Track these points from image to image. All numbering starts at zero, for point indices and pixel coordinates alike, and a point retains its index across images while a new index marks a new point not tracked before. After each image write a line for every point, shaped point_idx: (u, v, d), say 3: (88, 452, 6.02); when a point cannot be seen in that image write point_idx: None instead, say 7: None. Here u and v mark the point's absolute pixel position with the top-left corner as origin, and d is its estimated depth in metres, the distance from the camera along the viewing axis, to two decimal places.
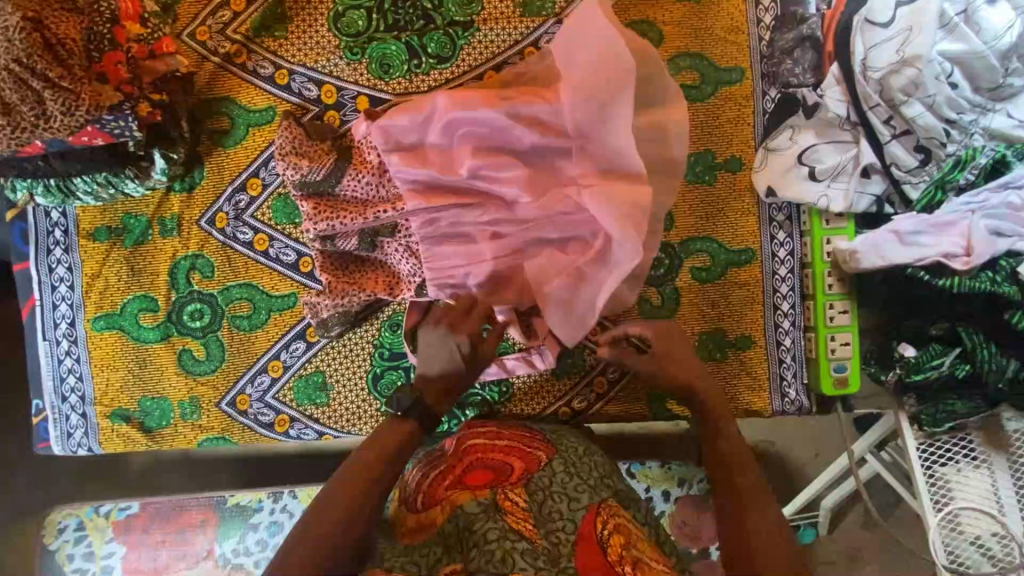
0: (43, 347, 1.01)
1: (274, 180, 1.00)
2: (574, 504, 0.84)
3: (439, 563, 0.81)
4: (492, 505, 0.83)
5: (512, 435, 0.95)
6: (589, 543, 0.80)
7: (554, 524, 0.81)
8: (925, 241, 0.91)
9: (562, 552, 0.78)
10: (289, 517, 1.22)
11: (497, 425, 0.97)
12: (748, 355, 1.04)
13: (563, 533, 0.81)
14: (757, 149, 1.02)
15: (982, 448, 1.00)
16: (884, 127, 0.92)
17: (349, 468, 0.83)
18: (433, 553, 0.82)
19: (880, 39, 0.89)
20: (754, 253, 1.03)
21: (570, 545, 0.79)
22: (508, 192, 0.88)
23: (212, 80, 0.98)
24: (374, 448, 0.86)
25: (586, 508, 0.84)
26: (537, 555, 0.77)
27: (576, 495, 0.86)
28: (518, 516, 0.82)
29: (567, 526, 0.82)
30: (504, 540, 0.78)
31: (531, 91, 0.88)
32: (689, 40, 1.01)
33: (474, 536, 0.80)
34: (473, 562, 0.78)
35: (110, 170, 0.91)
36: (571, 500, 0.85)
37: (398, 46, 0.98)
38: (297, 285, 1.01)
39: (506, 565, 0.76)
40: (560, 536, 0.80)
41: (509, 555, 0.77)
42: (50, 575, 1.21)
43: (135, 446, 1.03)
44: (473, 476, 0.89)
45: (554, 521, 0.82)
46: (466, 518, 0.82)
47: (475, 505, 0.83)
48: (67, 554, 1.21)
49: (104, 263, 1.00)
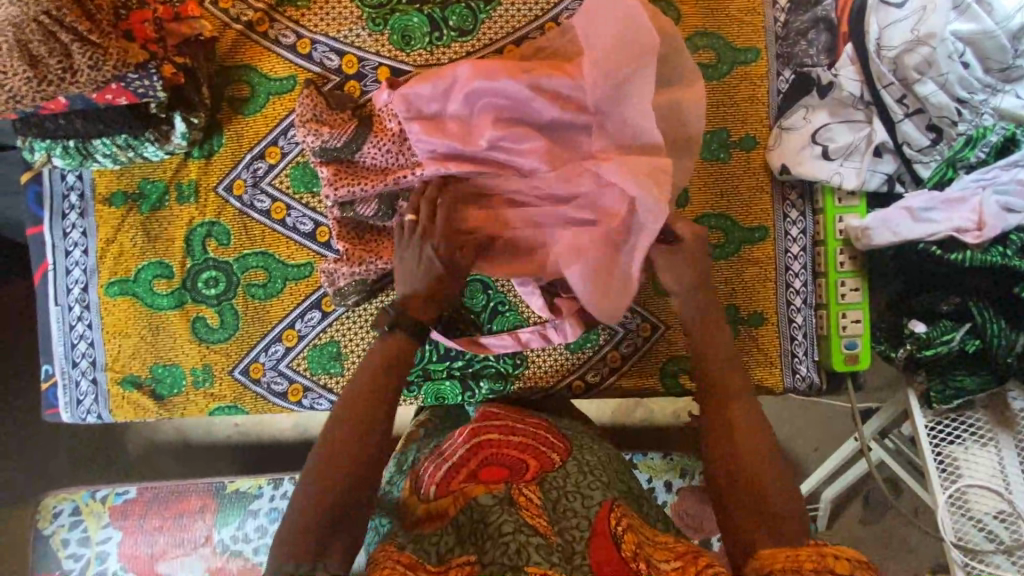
0: (55, 312, 1.01)
1: (293, 149, 1.00)
2: (588, 502, 0.78)
3: (451, 553, 0.75)
4: (505, 499, 0.77)
5: (529, 432, 0.91)
6: (603, 542, 0.73)
7: (567, 522, 0.75)
8: (937, 217, 0.93)
9: (577, 548, 0.72)
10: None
11: (513, 420, 0.93)
12: (759, 333, 1.05)
13: (576, 531, 0.74)
14: (770, 129, 1.03)
15: (988, 426, 1.02)
16: (897, 105, 0.95)
17: (332, 440, 0.82)
18: (445, 542, 0.77)
19: (895, 19, 0.93)
20: (768, 231, 1.04)
21: (585, 541, 0.73)
22: (525, 163, 0.87)
23: (234, 47, 0.99)
24: (353, 417, 0.84)
25: (600, 504, 0.78)
26: (552, 550, 0.70)
27: (590, 493, 0.80)
28: (532, 512, 0.76)
29: (581, 523, 0.75)
30: (519, 534, 0.72)
31: (553, 64, 0.89)
32: (706, 20, 1.03)
33: (488, 529, 0.74)
34: (487, 556, 0.72)
35: (130, 132, 0.91)
36: (585, 498, 0.79)
37: (420, 19, 0.99)
38: (312, 254, 1.01)
39: (521, 558, 0.70)
40: (575, 534, 0.74)
41: (523, 548, 0.70)
42: (45, 560, 1.19)
43: (145, 414, 1.02)
44: (487, 471, 0.84)
45: (568, 519, 0.76)
46: (479, 510, 0.77)
47: (490, 497, 0.78)
48: (62, 539, 1.19)
49: (120, 228, 1.00)
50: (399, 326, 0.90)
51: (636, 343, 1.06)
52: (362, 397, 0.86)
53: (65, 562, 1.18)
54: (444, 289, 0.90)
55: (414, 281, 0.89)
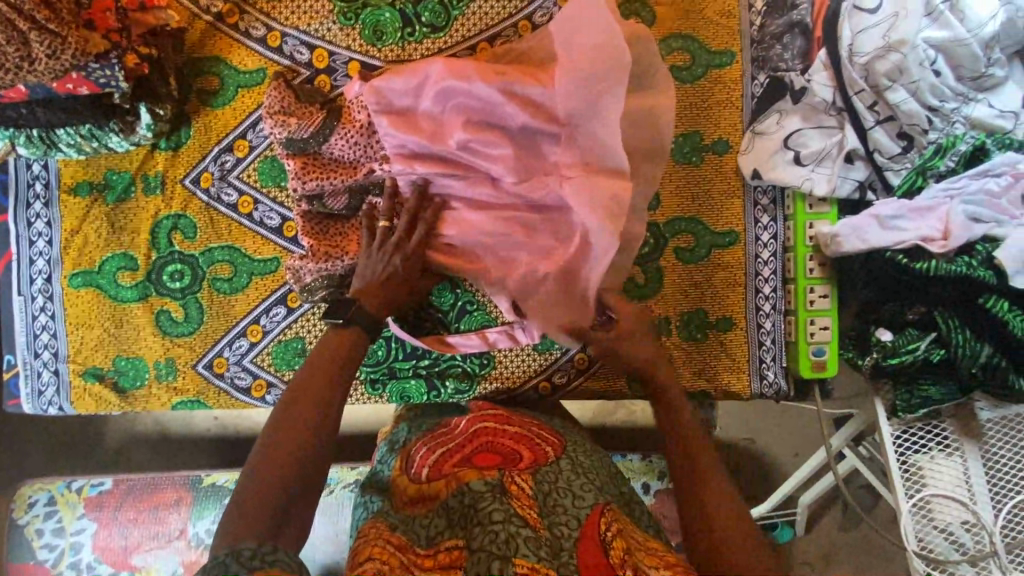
0: (18, 302, 1.00)
1: (261, 142, 0.99)
2: (578, 502, 0.77)
3: (440, 535, 0.74)
4: (499, 487, 0.76)
5: (525, 427, 0.91)
6: (591, 543, 0.71)
7: (558, 517, 0.74)
8: (905, 225, 0.93)
9: (564, 545, 0.70)
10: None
11: (508, 411, 0.95)
12: (728, 337, 1.04)
13: (566, 527, 0.72)
14: (744, 132, 1.03)
15: (955, 436, 1.01)
16: (868, 112, 0.95)
17: (280, 430, 0.78)
18: (435, 525, 0.76)
19: (867, 25, 0.92)
20: (739, 236, 1.03)
21: (573, 540, 0.71)
22: (493, 169, 0.88)
23: (203, 39, 0.98)
24: (301, 405, 0.81)
25: (592, 507, 0.76)
26: (540, 543, 0.68)
27: (581, 494, 0.78)
28: (523, 503, 0.75)
29: (570, 521, 0.73)
30: (509, 524, 0.69)
31: (525, 70, 0.89)
32: (681, 21, 1.02)
33: (478, 515, 0.72)
34: (475, 542, 0.69)
35: (94, 122, 0.91)
36: (575, 497, 0.77)
37: (392, 13, 0.99)
38: (279, 249, 1.00)
39: (509, 548, 0.67)
40: (564, 530, 0.72)
41: (514, 539, 0.67)
42: (17, 550, 1.18)
43: (107, 407, 1.01)
44: (481, 457, 0.84)
45: (558, 515, 0.74)
46: (471, 495, 0.75)
47: (482, 483, 0.76)
48: (36, 529, 1.18)
49: (84, 219, 0.99)
50: (352, 322, 0.88)
51: (604, 345, 1.05)
52: (312, 387, 0.83)
53: (39, 552, 1.17)
54: (399, 283, 0.90)
55: (377, 284, 0.89)
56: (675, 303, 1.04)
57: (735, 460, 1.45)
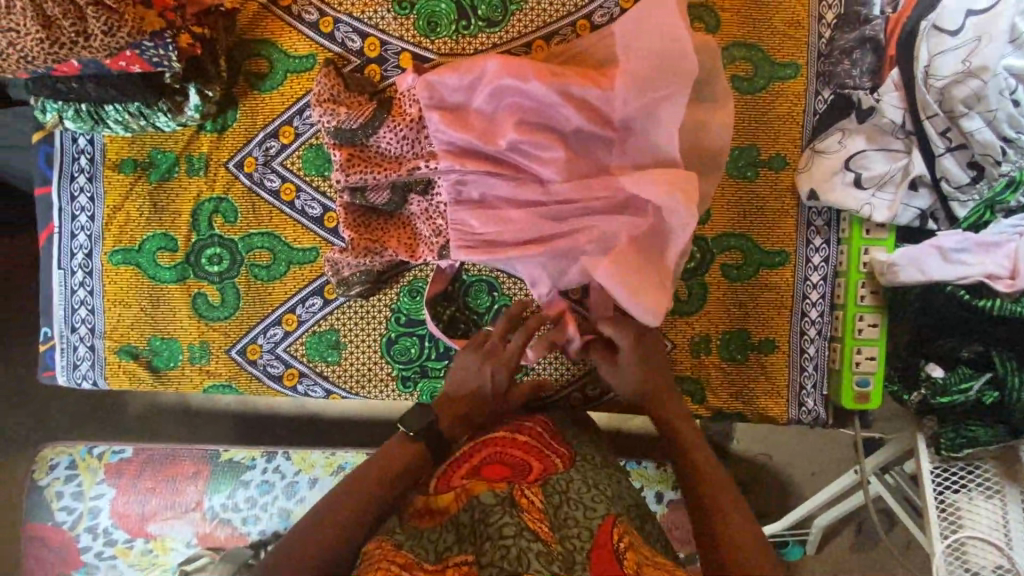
0: (58, 275, 1.00)
1: (307, 130, 0.97)
2: (590, 514, 0.77)
3: (448, 551, 0.74)
4: (508, 499, 0.77)
5: (530, 433, 0.89)
6: (604, 553, 0.71)
7: (569, 530, 0.75)
8: (968, 260, 0.90)
9: (576, 559, 0.71)
10: (281, 478, 1.20)
11: (517, 419, 0.93)
12: (769, 359, 1.02)
13: (577, 541, 0.73)
14: (803, 150, 0.99)
15: (996, 479, 0.98)
16: (939, 139, 0.90)
17: (388, 456, 0.83)
18: (444, 541, 0.75)
19: (947, 47, 0.88)
20: (789, 256, 1.00)
21: (585, 552, 0.72)
22: (544, 171, 0.87)
23: (255, 19, 0.96)
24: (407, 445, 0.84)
25: (603, 518, 0.77)
26: (552, 559, 0.70)
27: (593, 505, 0.79)
28: (534, 516, 0.76)
29: (582, 533, 0.75)
30: (519, 539, 0.71)
31: (583, 74, 0.87)
32: (746, 29, 0.98)
33: (488, 530, 0.73)
34: (486, 558, 0.71)
35: (143, 101, 0.89)
36: (587, 509, 0.78)
37: (448, 6, 0.96)
38: (319, 239, 0.99)
39: (520, 564, 0.69)
40: (575, 543, 0.73)
41: (523, 555, 0.69)
42: (36, 510, 1.20)
43: (140, 384, 1.02)
44: (491, 470, 0.84)
45: (570, 528, 0.75)
46: (481, 509, 0.76)
47: (492, 496, 0.77)
48: (56, 491, 1.19)
49: (127, 197, 0.98)
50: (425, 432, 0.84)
51: None
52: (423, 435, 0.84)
53: (58, 514, 1.19)
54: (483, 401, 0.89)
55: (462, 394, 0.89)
56: (716, 320, 1.01)
57: (752, 475, 1.42)
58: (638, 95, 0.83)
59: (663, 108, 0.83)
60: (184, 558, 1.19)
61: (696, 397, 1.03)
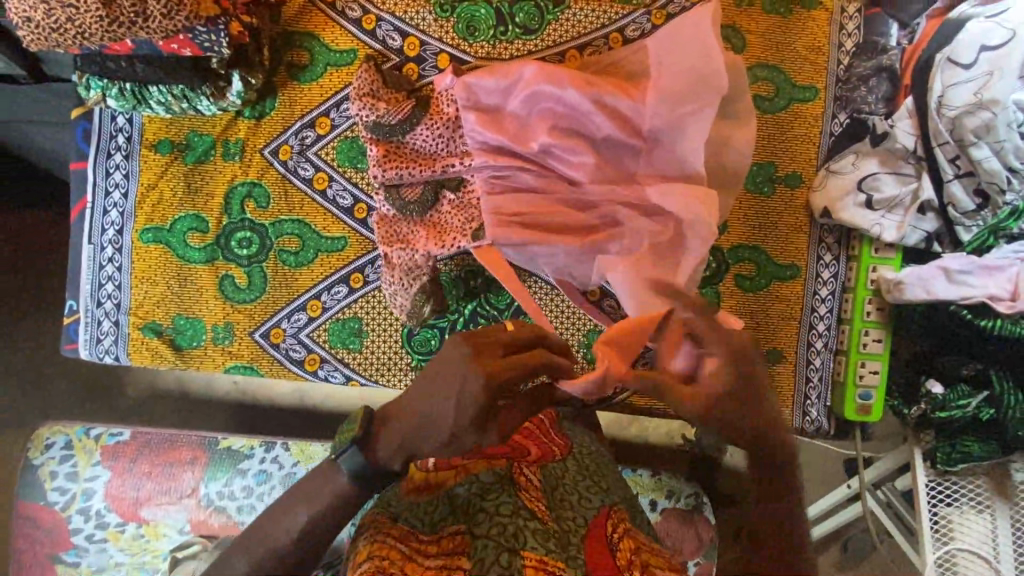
0: (88, 250, 1.01)
1: (343, 122, 1.00)
2: (586, 503, 0.81)
3: (444, 521, 0.78)
4: (507, 478, 0.81)
5: (533, 421, 0.90)
6: (598, 545, 0.75)
7: (565, 512, 0.79)
8: (972, 281, 0.94)
9: (571, 540, 0.76)
10: (279, 468, 1.22)
11: None
12: (777, 369, 1.05)
13: (573, 523, 0.78)
14: (818, 170, 1.03)
15: (987, 494, 1.01)
16: (949, 165, 0.96)
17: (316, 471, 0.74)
18: (439, 512, 0.79)
19: (960, 79, 0.93)
20: (800, 270, 1.04)
21: (580, 537, 0.76)
22: (572, 175, 0.90)
23: (300, 13, 0.99)
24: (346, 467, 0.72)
25: (599, 509, 0.81)
26: (548, 536, 0.74)
27: (589, 495, 0.82)
28: (532, 495, 0.80)
29: (577, 517, 0.79)
30: (517, 517, 0.75)
31: (615, 85, 0.91)
32: (770, 52, 1.02)
33: (484, 504, 0.78)
34: (479, 529, 0.75)
35: (188, 84, 0.92)
36: (583, 498, 0.81)
37: (487, 11, 1.00)
38: (348, 229, 1.01)
39: (516, 541, 0.73)
40: (570, 525, 0.78)
41: (520, 532, 0.74)
42: (27, 489, 1.19)
43: (162, 362, 1.03)
44: None
45: (565, 509, 0.80)
46: (479, 485, 0.80)
47: (491, 475, 0.81)
48: (50, 471, 1.19)
49: (162, 176, 1.00)
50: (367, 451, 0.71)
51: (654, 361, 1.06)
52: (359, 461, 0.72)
53: (50, 494, 1.18)
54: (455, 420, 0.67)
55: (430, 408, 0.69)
56: None
57: None
58: (667, 108, 0.87)
59: (689, 122, 0.86)
60: (177, 544, 1.17)
61: None
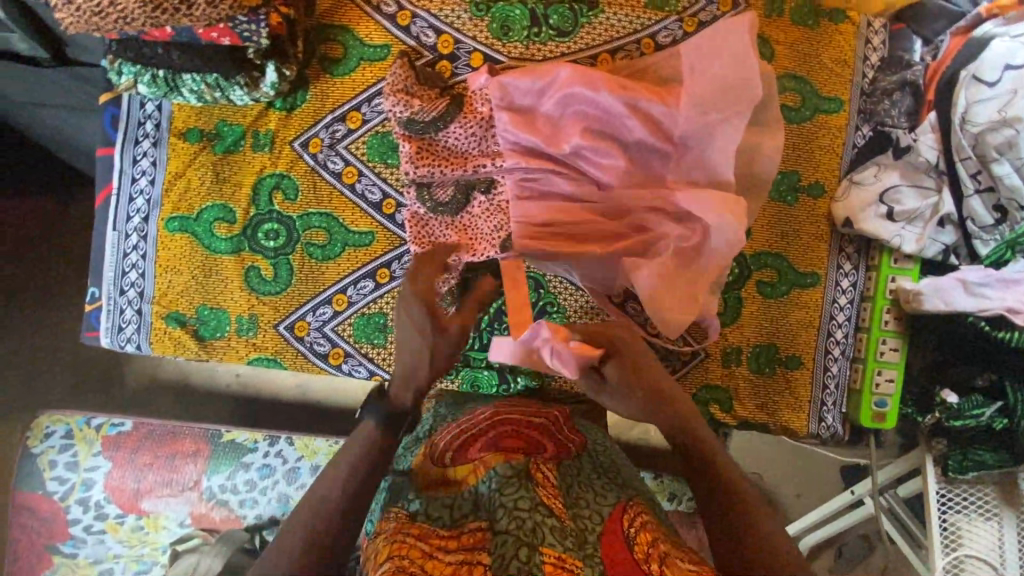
0: (111, 237, 1.01)
1: (375, 117, 1.00)
2: (601, 500, 0.80)
3: (463, 518, 0.77)
4: (524, 473, 0.79)
5: (547, 416, 0.94)
6: (614, 539, 0.73)
7: (581, 510, 0.77)
8: (990, 294, 0.96)
9: (588, 537, 0.73)
10: (282, 462, 1.21)
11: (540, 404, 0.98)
12: (793, 375, 1.07)
13: (589, 521, 0.75)
14: (841, 180, 1.05)
15: (996, 503, 1.04)
16: (970, 180, 0.99)
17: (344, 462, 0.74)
18: (460, 509, 0.79)
19: (985, 96, 0.96)
20: (820, 279, 1.06)
21: (597, 534, 0.74)
22: (602, 177, 0.91)
23: (336, 6, 0.99)
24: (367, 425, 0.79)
25: (614, 505, 0.79)
26: (565, 533, 0.72)
27: (604, 493, 0.81)
28: (549, 492, 0.78)
29: (593, 515, 0.77)
30: (535, 513, 0.73)
31: (648, 89, 0.92)
32: (797, 62, 1.04)
33: (503, 500, 0.75)
34: (500, 526, 0.73)
35: (222, 73, 0.91)
36: (598, 495, 0.80)
37: (522, 11, 1.00)
38: (376, 225, 1.01)
39: (535, 537, 0.70)
40: (587, 523, 0.75)
41: (539, 528, 0.72)
42: (26, 477, 1.17)
43: (184, 352, 1.02)
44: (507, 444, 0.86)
45: (582, 508, 0.78)
46: (497, 480, 0.78)
47: (508, 468, 0.79)
48: (50, 460, 1.17)
49: (190, 165, 1.00)
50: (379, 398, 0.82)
51: (676, 364, 1.06)
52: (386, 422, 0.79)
53: (49, 484, 1.17)
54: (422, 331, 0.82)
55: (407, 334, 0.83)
56: (748, 334, 1.06)
57: None
58: (698, 114, 0.88)
59: (719, 129, 0.88)
60: (177, 537, 1.18)
61: (725, 406, 1.06)
